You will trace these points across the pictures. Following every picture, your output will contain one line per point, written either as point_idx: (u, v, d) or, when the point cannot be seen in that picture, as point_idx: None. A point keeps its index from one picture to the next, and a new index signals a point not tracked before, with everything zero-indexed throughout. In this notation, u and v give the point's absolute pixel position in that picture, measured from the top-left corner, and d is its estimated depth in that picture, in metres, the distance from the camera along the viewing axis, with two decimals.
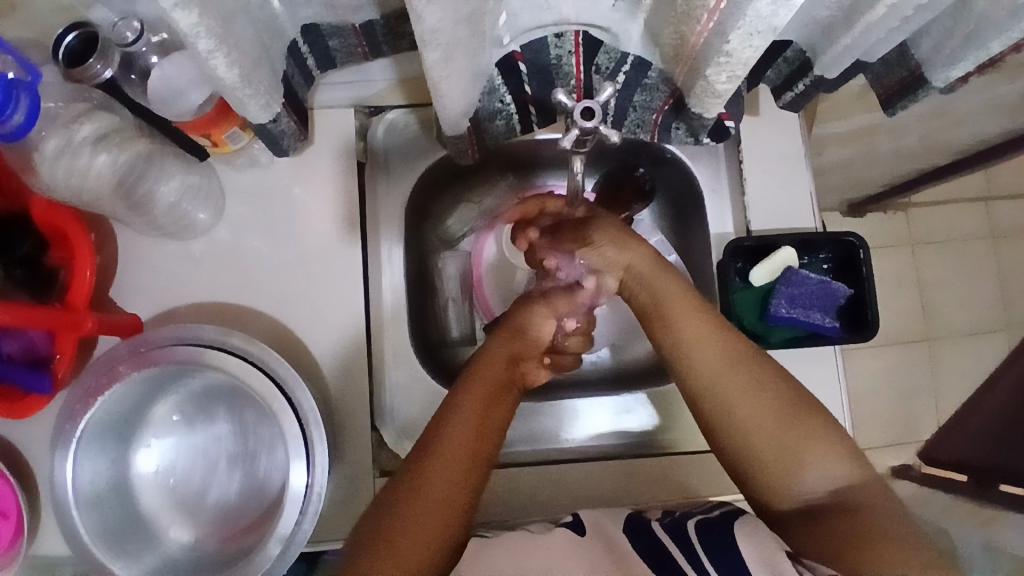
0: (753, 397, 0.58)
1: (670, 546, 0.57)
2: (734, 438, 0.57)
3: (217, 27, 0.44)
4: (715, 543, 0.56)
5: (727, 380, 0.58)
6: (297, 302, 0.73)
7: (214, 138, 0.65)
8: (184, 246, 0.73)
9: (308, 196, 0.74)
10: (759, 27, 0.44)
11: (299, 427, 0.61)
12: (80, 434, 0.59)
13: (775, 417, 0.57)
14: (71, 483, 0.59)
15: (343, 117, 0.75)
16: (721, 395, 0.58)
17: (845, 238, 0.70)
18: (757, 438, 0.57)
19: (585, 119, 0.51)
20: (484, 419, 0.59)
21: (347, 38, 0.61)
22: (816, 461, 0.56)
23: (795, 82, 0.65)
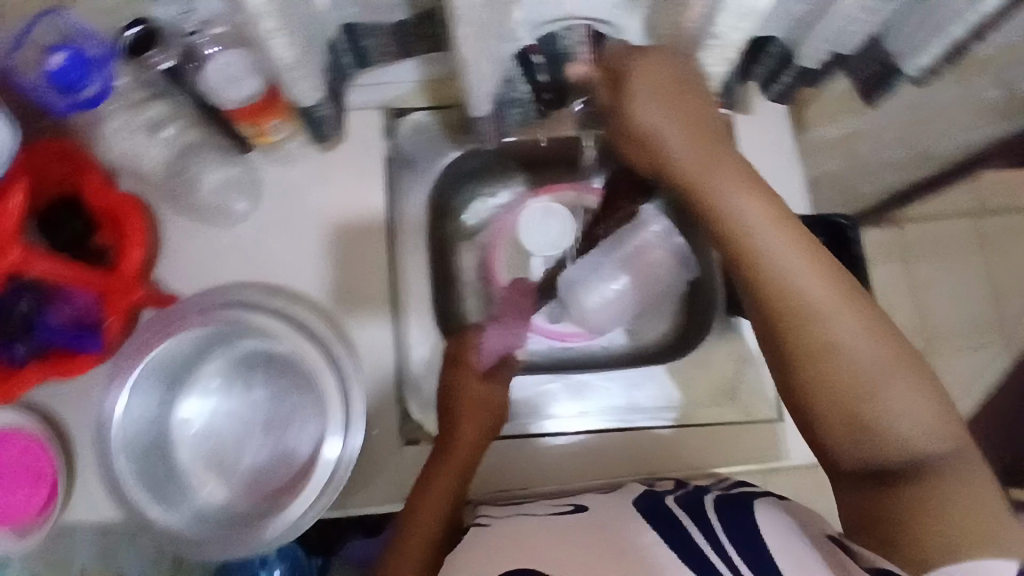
0: (867, 348, 0.47)
1: (684, 519, 0.55)
2: (842, 391, 0.47)
3: (281, 12, 0.52)
4: (730, 517, 0.54)
5: (853, 334, 0.47)
6: (328, 282, 0.79)
7: (259, 127, 0.74)
8: (225, 232, 0.80)
9: (340, 187, 0.82)
10: (743, 9, 0.53)
11: (337, 386, 0.67)
12: (133, 384, 0.66)
13: (868, 371, 0.47)
14: (120, 430, 0.65)
15: (373, 117, 0.83)
16: (826, 341, 0.47)
17: (834, 219, 0.77)
18: (835, 391, 0.48)
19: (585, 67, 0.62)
20: (451, 477, 0.70)
21: (380, 37, 0.69)
22: (900, 409, 0.47)
23: (780, 74, 0.73)
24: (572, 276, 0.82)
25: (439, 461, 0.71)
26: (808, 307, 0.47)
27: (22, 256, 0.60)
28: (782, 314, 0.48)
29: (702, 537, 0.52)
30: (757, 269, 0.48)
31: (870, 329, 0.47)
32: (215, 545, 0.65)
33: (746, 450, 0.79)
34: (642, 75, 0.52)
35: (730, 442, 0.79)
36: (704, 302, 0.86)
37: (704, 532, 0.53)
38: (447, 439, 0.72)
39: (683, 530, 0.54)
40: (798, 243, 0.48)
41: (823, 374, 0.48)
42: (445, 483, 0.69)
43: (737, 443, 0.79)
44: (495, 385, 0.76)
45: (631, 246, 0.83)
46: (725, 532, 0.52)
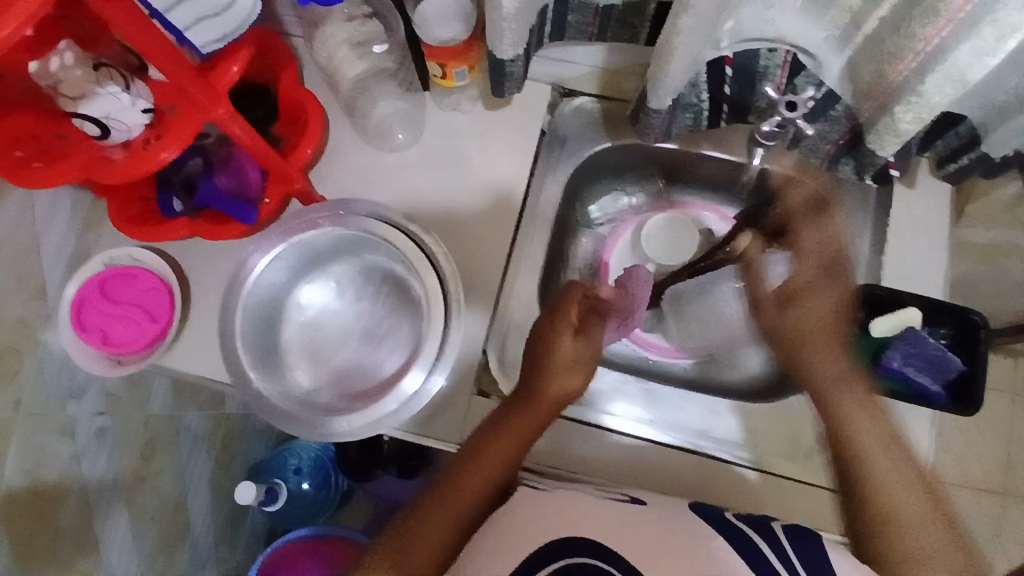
0: (891, 471, 0.60)
1: (752, 534, 0.58)
2: (865, 489, 0.60)
3: None
4: (798, 538, 0.59)
5: (882, 457, 0.61)
6: (456, 225, 0.83)
7: (446, 70, 0.77)
8: (379, 154, 0.86)
9: (493, 144, 0.85)
10: (954, 77, 0.52)
11: (440, 324, 0.70)
12: (274, 255, 0.72)
13: (916, 501, 0.59)
14: (250, 289, 0.71)
15: (543, 89, 0.86)
16: (857, 452, 0.62)
17: (969, 314, 0.74)
18: (887, 507, 0.59)
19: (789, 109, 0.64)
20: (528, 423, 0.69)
21: (584, 15, 0.72)
22: (923, 539, 0.57)
23: (960, 155, 0.72)
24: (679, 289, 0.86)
25: (509, 413, 0.70)
26: (844, 421, 0.64)
27: (226, 117, 0.62)
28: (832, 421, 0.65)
29: (774, 554, 0.56)
30: (841, 406, 0.65)
31: (902, 466, 0.61)
32: (294, 419, 0.69)
33: (807, 513, 0.76)
34: (801, 238, 0.70)
35: (793, 499, 0.77)
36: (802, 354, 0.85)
37: (774, 547, 0.57)
38: (521, 395, 0.70)
39: (750, 542, 0.57)
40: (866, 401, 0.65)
41: (860, 478, 0.61)
42: (510, 438, 0.68)
43: (799, 503, 0.77)
44: (578, 363, 0.70)
45: None
46: (794, 551, 0.57)
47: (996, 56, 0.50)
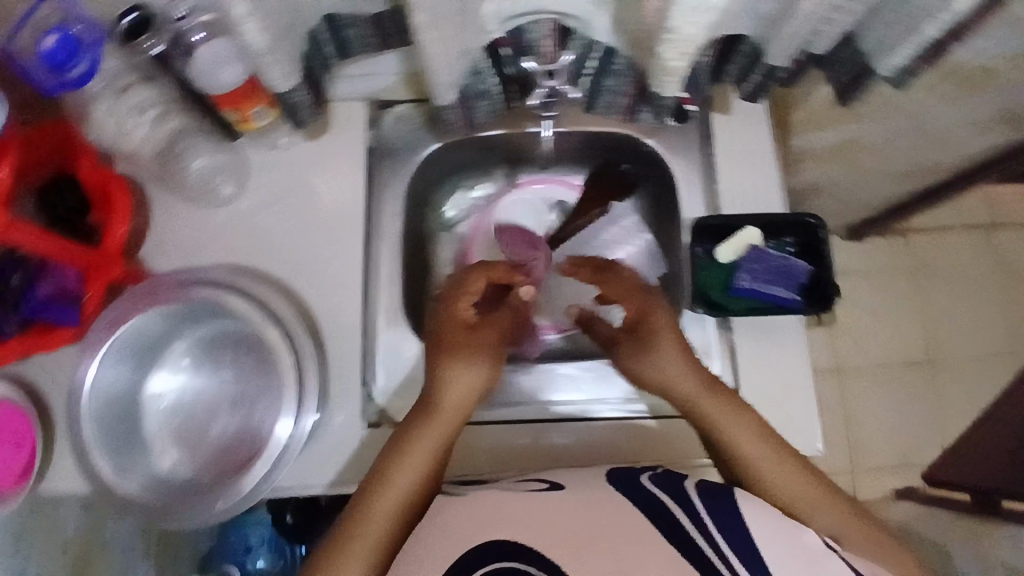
0: (769, 453, 0.62)
1: (668, 502, 0.56)
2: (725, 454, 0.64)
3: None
4: (714, 499, 0.56)
5: (757, 444, 0.63)
6: (304, 264, 0.82)
7: (242, 113, 0.75)
8: (208, 213, 0.83)
9: (321, 173, 0.84)
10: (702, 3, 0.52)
11: (293, 367, 0.71)
12: (106, 349, 0.71)
13: (775, 452, 0.62)
14: (88, 392, 0.70)
15: (357, 107, 0.85)
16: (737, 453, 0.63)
17: (805, 218, 0.77)
18: (756, 463, 0.62)
19: None
20: (440, 433, 0.63)
21: (361, 28, 0.69)
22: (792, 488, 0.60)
23: (751, 73, 0.74)
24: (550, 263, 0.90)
25: (417, 421, 0.64)
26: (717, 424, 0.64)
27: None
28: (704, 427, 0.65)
29: (691, 523, 0.54)
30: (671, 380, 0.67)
31: (789, 462, 0.62)
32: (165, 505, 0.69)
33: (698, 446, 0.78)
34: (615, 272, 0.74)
35: (680, 437, 0.78)
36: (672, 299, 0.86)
37: (692, 518, 0.54)
38: (429, 395, 0.65)
39: (671, 513, 0.55)
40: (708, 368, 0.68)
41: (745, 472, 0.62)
42: (437, 430, 0.63)
43: (685, 439, 0.78)
44: (482, 340, 0.68)
45: (604, 238, 0.91)
46: (709, 514, 0.55)
47: None
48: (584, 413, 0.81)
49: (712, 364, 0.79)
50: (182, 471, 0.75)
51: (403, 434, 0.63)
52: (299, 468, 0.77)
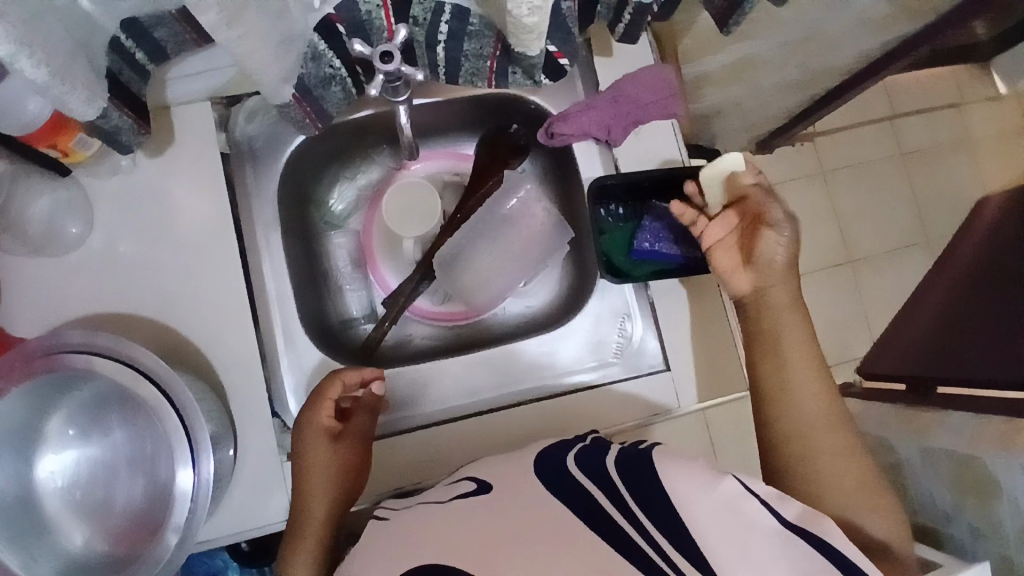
0: (826, 438, 0.64)
1: (591, 487, 0.58)
2: (797, 443, 0.65)
3: (16, 29, 0.45)
4: (635, 480, 0.57)
5: (819, 423, 0.65)
6: (180, 299, 0.73)
7: (61, 146, 0.65)
8: (57, 260, 0.73)
9: (177, 196, 0.74)
10: None
11: (179, 417, 0.63)
12: None
13: (852, 467, 0.63)
14: None
15: (200, 112, 0.75)
16: (795, 419, 0.65)
17: (706, 173, 0.78)
18: (819, 462, 0.63)
19: (386, 62, 0.56)
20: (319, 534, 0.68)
21: (171, 26, 0.60)
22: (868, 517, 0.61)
23: (622, 13, 0.67)
24: (449, 250, 0.81)
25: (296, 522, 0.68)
26: (797, 430, 0.65)
27: None
28: (780, 413, 0.66)
29: (612, 506, 0.56)
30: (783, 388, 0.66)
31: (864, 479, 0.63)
32: None
33: (638, 405, 0.75)
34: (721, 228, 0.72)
35: (620, 401, 0.75)
36: (586, 263, 0.84)
37: (614, 501, 0.56)
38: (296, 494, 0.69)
39: (595, 501, 0.56)
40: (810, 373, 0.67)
41: (780, 431, 0.66)
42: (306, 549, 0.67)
43: (623, 403, 0.75)
44: (343, 450, 0.70)
45: (505, 210, 0.81)
46: (631, 494, 0.56)
47: None
48: (502, 400, 0.78)
49: (635, 321, 0.78)
50: (94, 551, 0.69)
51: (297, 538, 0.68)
52: (228, 516, 0.70)
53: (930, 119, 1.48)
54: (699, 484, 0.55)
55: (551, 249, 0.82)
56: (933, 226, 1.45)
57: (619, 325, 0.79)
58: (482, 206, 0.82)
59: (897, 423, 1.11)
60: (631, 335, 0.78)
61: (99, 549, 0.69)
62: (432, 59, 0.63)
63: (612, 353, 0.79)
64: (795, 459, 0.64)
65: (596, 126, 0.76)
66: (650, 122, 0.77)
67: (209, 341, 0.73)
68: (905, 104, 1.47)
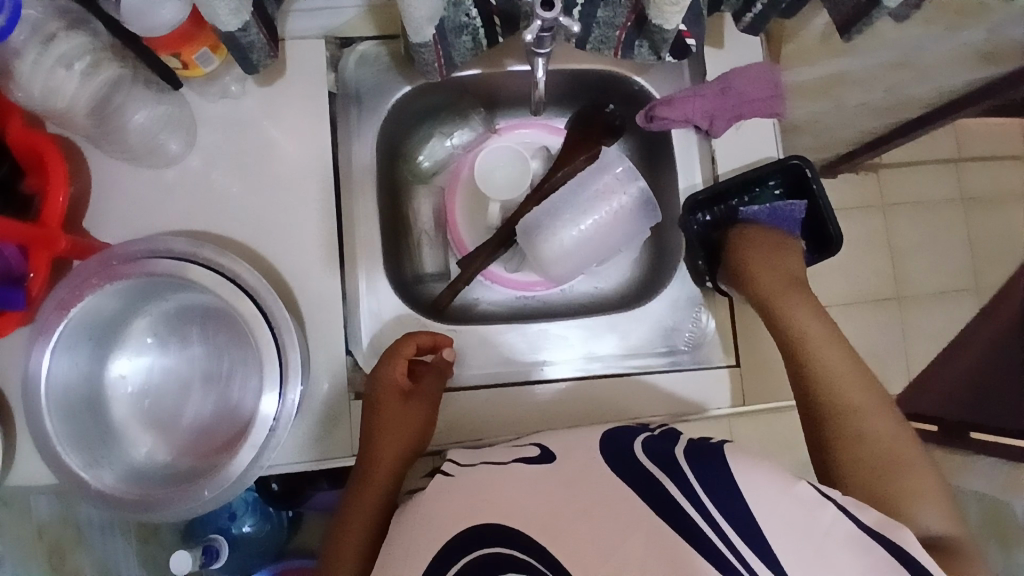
0: (876, 420, 0.65)
1: (659, 475, 0.57)
2: (844, 424, 0.65)
3: None
4: (704, 468, 0.56)
5: (866, 404, 0.66)
6: (269, 227, 0.74)
7: (184, 58, 0.67)
8: (156, 173, 0.74)
9: (282, 125, 0.75)
10: None
11: (271, 335, 0.64)
12: (60, 333, 0.63)
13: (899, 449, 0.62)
14: (45, 377, 0.63)
15: (314, 48, 0.76)
16: (839, 398, 0.66)
17: (792, 162, 0.76)
18: (868, 437, 0.64)
19: (545, 9, 0.53)
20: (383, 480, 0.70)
21: None
22: (922, 509, 0.59)
23: (753, 3, 0.67)
24: (530, 222, 0.80)
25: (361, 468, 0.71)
26: (841, 407, 0.66)
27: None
28: (823, 391, 0.67)
29: (682, 495, 0.54)
30: (827, 368, 0.68)
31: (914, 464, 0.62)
32: (130, 508, 0.62)
33: (707, 394, 0.76)
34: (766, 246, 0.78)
35: (689, 389, 0.76)
36: (667, 252, 0.85)
37: (682, 490, 0.55)
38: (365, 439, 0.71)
39: (661, 487, 0.55)
40: (847, 359, 0.69)
41: (830, 408, 0.66)
42: (371, 491, 0.69)
43: (690, 393, 0.75)
44: (415, 407, 0.73)
45: (594, 188, 0.80)
46: (702, 488, 0.55)
47: None
48: (562, 374, 0.78)
49: (707, 318, 0.79)
50: (158, 460, 0.70)
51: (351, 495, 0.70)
52: (290, 446, 0.71)
53: None
54: (765, 480, 0.55)
55: (635, 231, 0.82)
56: None
57: (693, 315, 0.80)
58: (574, 177, 0.82)
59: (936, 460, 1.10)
60: (704, 325, 0.79)
61: (162, 459, 0.70)
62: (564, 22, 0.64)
63: (683, 341, 0.79)
64: (844, 439, 0.64)
65: (700, 113, 0.76)
66: (753, 117, 0.77)
67: (294, 272, 0.74)
68: None
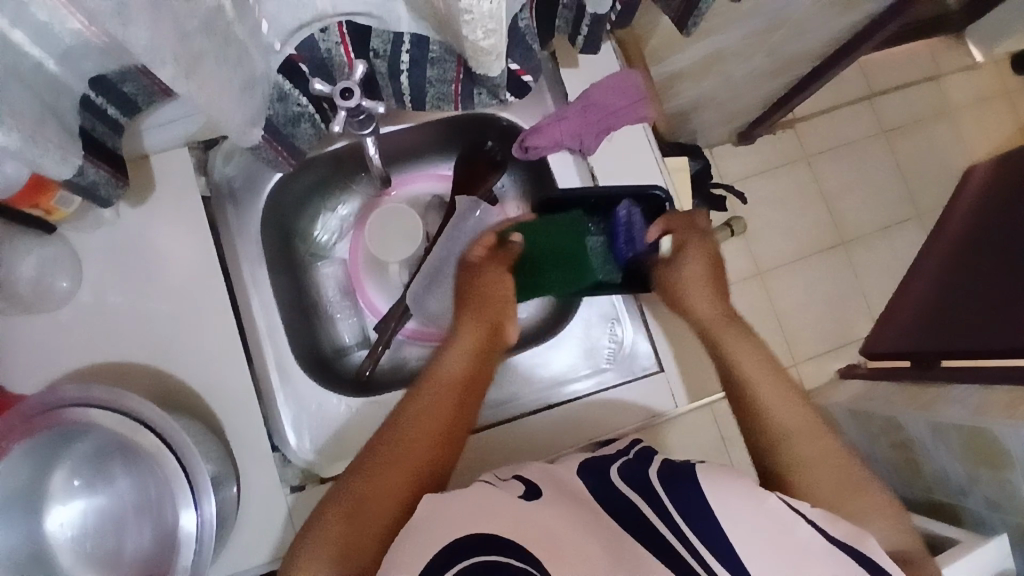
0: (809, 441, 0.63)
1: (636, 500, 0.55)
2: (780, 445, 0.64)
3: None
4: (680, 489, 0.54)
5: (801, 426, 0.64)
6: (171, 344, 0.74)
7: (44, 206, 0.66)
8: (48, 317, 0.74)
9: (162, 242, 0.75)
10: (492, 24, 0.52)
11: (178, 462, 0.64)
12: None
13: (839, 460, 0.62)
14: None
15: (179, 158, 0.76)
16: (776, 422, 0.65)
17: (649, 190, 0.76)
18: (806, 452, 0.63)
19: (346, 97, 0.60)
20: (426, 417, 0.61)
21: (140, 79, 0.62)
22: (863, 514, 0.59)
23: (581, 25, 0.68)
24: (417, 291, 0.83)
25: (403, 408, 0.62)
26: (778, 428, 0.64)
27: None
28: (760, 422, 0.65)
29: (659, 518, 0.53)
30: (761, 399, 0.66)
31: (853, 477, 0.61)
32: None
33: (642, 406, 0.75)
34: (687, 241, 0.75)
35: (621, 403, 0.75)
36: None
37: (658, 512, 0.53)
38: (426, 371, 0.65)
39: (638, 512, 0.54)
40: (780, 384, 0.67)
41: (763, 435, 0.65)
42: (416, 426, 0.60)
43: (621, 408, 0.75)
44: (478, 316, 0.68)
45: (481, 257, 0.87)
46: (677, 510, 0.53)
47: None
48: (504, 414, 0.77)
49: (625, 328, 0.79)
50: None
51: (357, 472, 0.58)
52: (233, 556, 0.71)
53: (912, 91, 1.48)
54: (757, 505, 0.53)
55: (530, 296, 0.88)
56: (922, 199, 1.44)
57: (609, 330, 0.80)
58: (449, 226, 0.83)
59: (901, 401, 1.10)
60: (621, 339, 0.80)
61: None
62: (397, 88, 0.65)
63: (605, 359, 0.79)
64: (789, 453, 0.63)
65: (569, 135, 0.77)
66: (622, 127, 0.78)
67: (204, 382, 0.74)
68: (883, 80, 1.47)
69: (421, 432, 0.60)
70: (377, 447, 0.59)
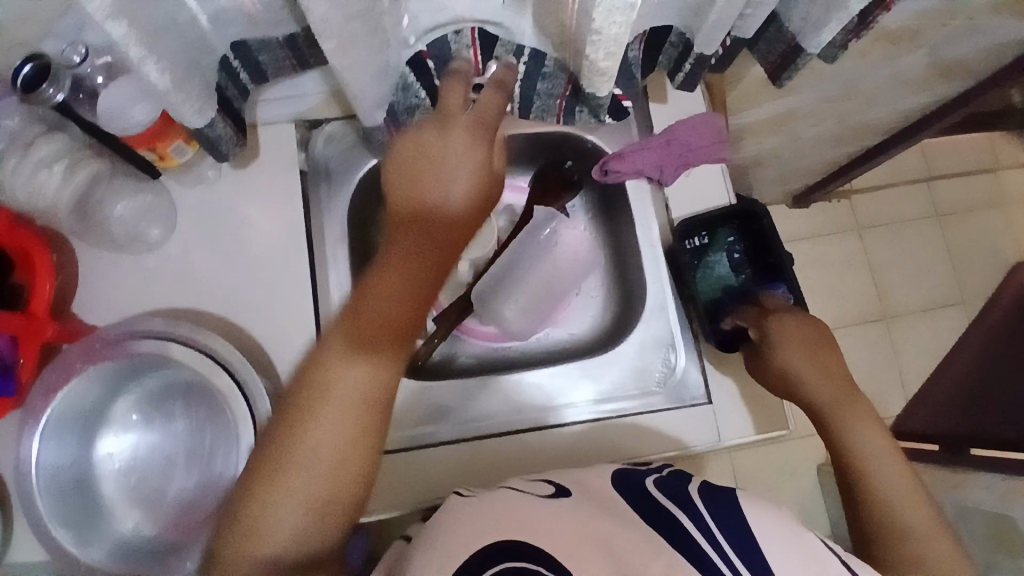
0: (917, 511, 0.61)
1: (671, 507, 0.57)
2: (882, 514, 0.61)
3: (147, 37, 0.52)
4: (717, 506, 0.56)
5: (905, 497, 0.62)
6: (248, 303, 0.78)
7: (159, 151, 0.71)
8: (137, 259, 0.78)
9: (255, 206, 0.80)
10: (614, 48, 0.56)
11: (247, 408, 0.68)
12: (46, 420, 0.67)
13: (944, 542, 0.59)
14: (35, 462, 0.66)
15: (284, 132, 0.81)
16: (879, 489, 0.63)
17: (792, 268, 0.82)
18: (909, 522, 0.60)
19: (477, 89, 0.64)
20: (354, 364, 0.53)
21: (274, 51, 0.67)
22: None
23: (682, 63, 0.72)
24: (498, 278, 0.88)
25: (327, 356, 0.53)
26: (882, 495, 0.62)
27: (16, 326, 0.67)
28: (861, 486, 0.64)
29: (693, 525, 0.55)
30: (863, 462, 0.65)
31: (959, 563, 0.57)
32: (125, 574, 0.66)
33: (685, 431, 0.78)
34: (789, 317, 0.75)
35: (666, 428, 0.78)
36: (632, 300, 0.88)
37: (692, 518, 0.55)
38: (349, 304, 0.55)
39: (673, 518, 0.56)
40: (890, 454, 0.65)
41: (865, 499, 0.63)
42: (344, 377, 0.52)
43: (664, 434, 0.78)
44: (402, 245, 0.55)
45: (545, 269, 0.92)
46: (716, 526, 0.54)
47: (624, 17, 0.51)
48: (550, 421, 0.80)
49: (678, 355, 0.82)
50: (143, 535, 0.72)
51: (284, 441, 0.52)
52: None
53: (970, 180, 1.51)
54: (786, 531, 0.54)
55: (577, 321, 0.91)
56: (969, 287, 1.45)
57: (663, 355, 0.82)
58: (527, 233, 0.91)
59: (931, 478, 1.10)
60: (674, 365, 0.81)
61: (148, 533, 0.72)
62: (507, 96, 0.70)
63: (655, 382, 0.81)
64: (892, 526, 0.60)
65: (649, 165, 0.82)
66: (700, 165, 0.82)
67: (272, 342, 0.77)
68: (942, 165, 1.50)
69: (357, 384, 0.53)
70: (301, 413, 0.52)
